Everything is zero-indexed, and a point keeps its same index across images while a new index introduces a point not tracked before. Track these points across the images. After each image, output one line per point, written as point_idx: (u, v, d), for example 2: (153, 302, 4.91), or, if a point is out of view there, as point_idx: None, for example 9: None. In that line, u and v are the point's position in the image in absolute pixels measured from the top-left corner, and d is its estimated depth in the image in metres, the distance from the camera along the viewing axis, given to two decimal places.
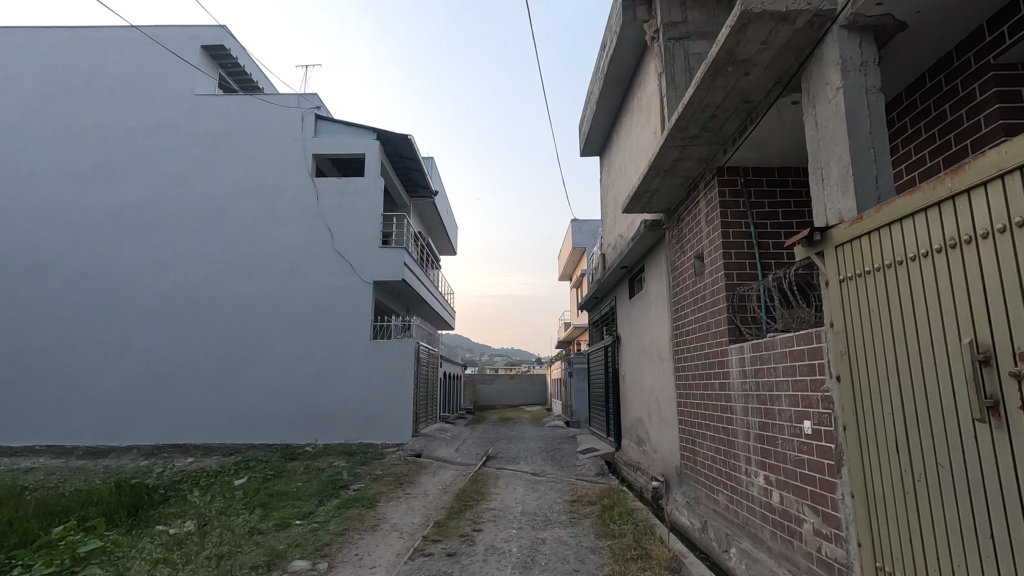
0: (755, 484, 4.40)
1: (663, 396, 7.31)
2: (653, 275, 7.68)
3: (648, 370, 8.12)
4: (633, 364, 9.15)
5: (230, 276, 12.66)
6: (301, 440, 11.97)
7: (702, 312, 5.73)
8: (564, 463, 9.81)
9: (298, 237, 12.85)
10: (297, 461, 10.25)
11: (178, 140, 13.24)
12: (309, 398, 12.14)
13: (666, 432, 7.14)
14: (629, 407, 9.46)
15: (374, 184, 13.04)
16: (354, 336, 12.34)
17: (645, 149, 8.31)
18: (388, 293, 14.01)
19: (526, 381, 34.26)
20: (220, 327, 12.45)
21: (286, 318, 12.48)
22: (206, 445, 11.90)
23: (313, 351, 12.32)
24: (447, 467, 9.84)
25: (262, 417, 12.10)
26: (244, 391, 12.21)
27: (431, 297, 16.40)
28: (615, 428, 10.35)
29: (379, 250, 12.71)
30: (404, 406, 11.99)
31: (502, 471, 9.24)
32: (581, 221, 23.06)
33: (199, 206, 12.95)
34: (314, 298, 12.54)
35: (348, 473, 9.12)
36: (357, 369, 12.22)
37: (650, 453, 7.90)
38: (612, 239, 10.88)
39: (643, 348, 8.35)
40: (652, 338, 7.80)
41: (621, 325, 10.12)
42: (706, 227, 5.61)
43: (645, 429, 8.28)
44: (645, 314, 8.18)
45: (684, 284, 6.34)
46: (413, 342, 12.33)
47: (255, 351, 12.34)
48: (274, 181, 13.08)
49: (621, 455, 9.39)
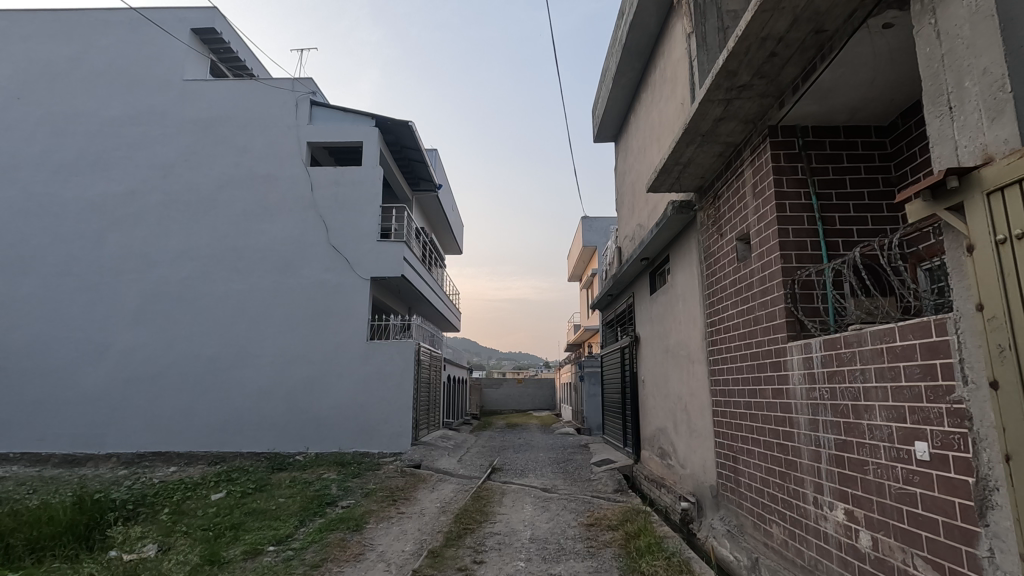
0: (830, 519, 3.45)
1: (692, 402, 6.35)
2: (682, 265, 6.73)
3: (673, 373, 7.17)
4: (654, 367, 8.20)
5: (219, 272, 11.83)
6: (292, 448, 11.08)
7: (747, 303, 4.78)
8: (577, 477, 8.84)
9: (290, 231, 12.02)
10: (283, 473, 9.36)
11: (165, 128, 12.47)
12: (301, 404, 11.28)
13: (697, 445, 6.18)
14: (650, 415, 8.49)
15: (372, 174, 12.20)
16: (350, 336, 11.49)
17: (669, 126, 7.41)
18: (388, 292, 13.15)
19: (534, 386, 33.17)
20: (207, 327, 11.62)
21: (277, 318, 11.64)
22: (190, 454, 11.03)
23: (306, 353, 11.46)
24: (447, 480, 8.93)
25: (251, 424, 11.22)
26: (231, 396, 11.35)
27: (434, 296, 15.50)
28: (633, 438, 9.38)
29: (377, 244, 11.85)
30: (404, 413, 11.11)
31: (508, 486, 8.30)
32: (592, 218, 22.08)
33: (186, 198, 12.16)
34: (308, 296, 11.70)
35: (337, 487, 8.23)
36: (352, 372, 11.35)
37: (676, 468, 6.95)
38: (628, 229, 9.95)
39: (668, 350, 7.40)
40: (679, 336, 6.85)
41: (640, 324, 9.16)
42: (753, 201, 4.67)
43: (669, 441, 7.32)
44: (671, 310, 7.24)
45: (722, 271, 5.41)
46: (413, 343, 11.48)
47: (245, 352, 11.50)
48: (266, 171, 12.27)
49: (642, 469, 8.43)
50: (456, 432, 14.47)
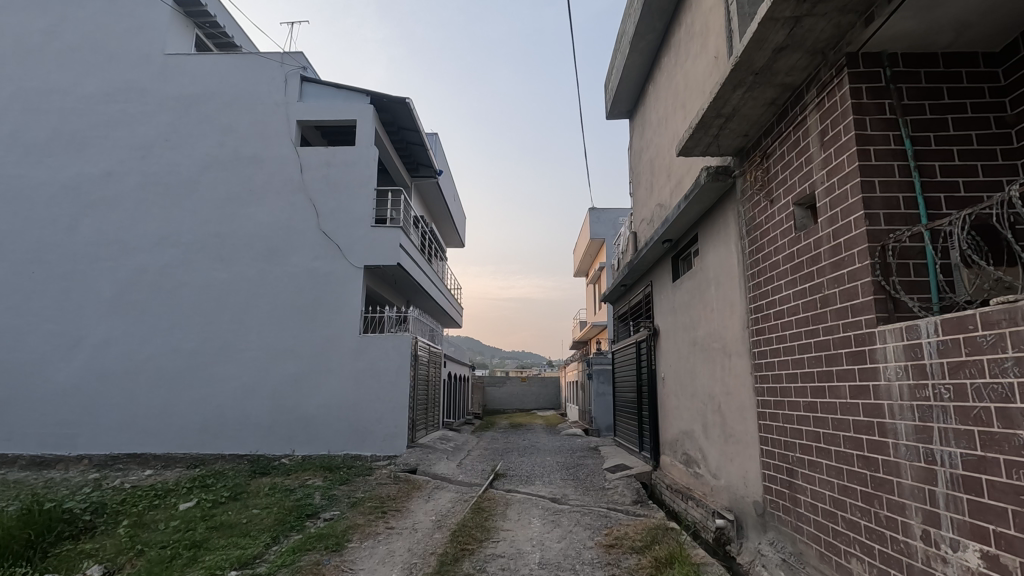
0: (952, 563, 2.56)
1: (728, 402, 5.44)
2: (714, 244, 5.83)
3: (702, 369, 6.26)
4: (678, 363, 7.28)
5: (201, 260, 10.98)
6: (278, 451, 10.22)
7: (811, 280, 3.86)
8: (591, 485, 7.92)
9: (278, 215, 11.14)
10: (265, 479, 8.49)
11: (145, 105, 11.61)
12: (289, 403, 10.40)
13: (735, 453, 5.28)
14: (672, 417, 7.58)
15: (366, 155, 11.31)
16: (342, 329, 10.61)
17: (698, 88, 6.50)
18: (384, 283, 12.26)
19: (538, 384, 32.23)
20: (188, 318, 10.76)
21: (263, 309, 10.78)
22: (167, 456, 10.17)
23: (294, 348, 10.60)
24: (445, 487, 8.05)
25: (234, 424, 10.36)
26: (213, 393, 10.48)
27: (434, 289, 14.62)
28: (650, 441, 8.49)
29: (371, 230, 10.96)
30: (398, 412, 10.25)
31: (513, 496, 7.39)
32: (599, 210, 21.14)
33: (167, 180, 11.30)
34: (297, 286, 10.83)
35: (320, 495, 7.33)
36: (344, 369, 10.47)
37: (706, 477, 6.05)
38: (645, 212, 9.04)
39: (696, 344, 6.49)
40: (711, 325, 5.94)
41: (660, 316, 8.23)
42: (820, 153, 3.75)
43: (697, 447, 6.41)
44: (700, 296, 6.32)
45: (770, 245, 4.52)
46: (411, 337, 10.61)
47: (228, 347, 10.64)
48: (253, 151, 11.41)
49: (662, 477, 7.53)
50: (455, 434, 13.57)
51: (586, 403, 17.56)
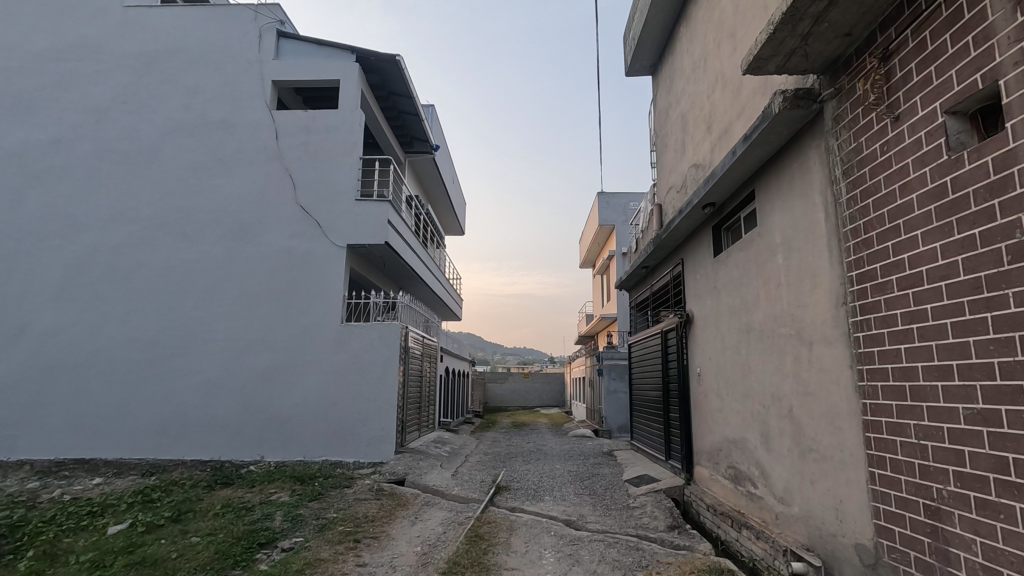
0: None
1: (806, 403, 4.10)
2: (785, 199, 4.44)
3: (762, 363, 4.88)
4: (722, 355, 5.91)
5: (161, 238, 9.63)
6: (246, 457, 8.89)
7: (989, 222, 2.49)
8: (612, 502, 6.58)
9: (249, 187, 9.77)
10: (224, 492, 7.17)
11: (100, 63, 10.22)
12: (259, 401, 9.07)
13: (818, 474, 3.92)
14: (712, 421, 6.24)
15: (351, 119, 9.93)
16: (321, 317, 9.27)
17: (757, 5, 5.08)
18: (372, 266, 10.88)
19: (541, 380, 30.79)
20: (146, 305, 9.42)
21: (232, 294, 9.43)
22: (121, 462, 8.87)
23: (266, 338, 9.27)
24: (437, 504, 6.74)
25: (197, 426, 9.03)
26: (173, 390, 9.14)
27: (429, 275, 13.26)
28: (681, 449, 7.15)
29: (355, 204, 9.59)
30: (385, 411, 8.94)
31: (518, 517, 6.04)
32: (609, 194, 19.62)
33: (124, 148, 9.94)
34: (271, 269, 9.49)
35: (281, 516, 5.96)
36: (323, 363, 9.14)
37: (769, 501, 4.70)
38: (675, 178, 7.65)
39: (753, 330, 5.11)
40: (778, 305, 4.57)
41: (695, 299, 6.86)
42: (1011, 18, 2.37)
43: (754, 460, 5.06)
44: (760, 269, 4.94)
45: (892, 184, 3.14)
46: (400, 326, 9.28)
47: (191, 337, 9.30)
48: (222, 116, 10.03)
49: (700, 494, 6.21)
50: (452, 436, 12.22)
51: (586, 403, 18.65)
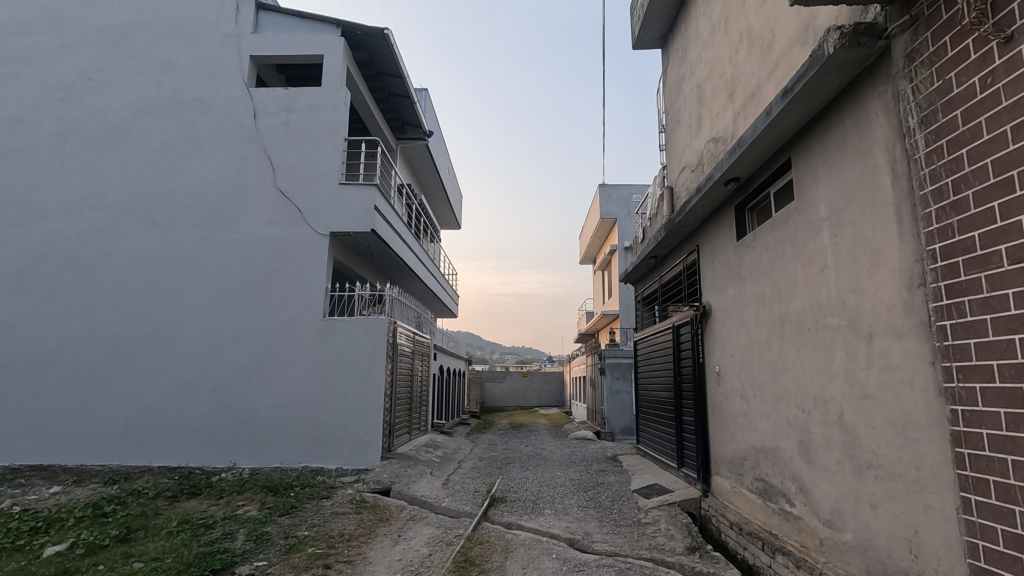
0: None
1: (864, 408, 3.39)
2: (834, 166, 3.73)
3: (802, 360, 4.16)
4: (748, 351, 5.19)
5: (128, 226, 8.87)
6: (218, 463, 8.16)
7: None
8: (621, 517, 5.85)
9: (224, 170, 9.02)
10: (187, 505, 6.42)
11: (64, 37, 9.47)
12: (234, 402, 8.32)
13: (881, 495, 3.21)
14: (734, 427, 5.52)
15: (335, 98, 9.18)
16: (302, 311, 8.53)
17: None
18: (358, 256, 10.13)
19: (540, 380, 30.07)
20: (111, 297, 8.67)
21: (205, 286, 8.69)
22: (81, 469, 8.12)
23: (242, 333, 8.52)
24: (425, 518, 6.01)
25: (166, 429, 8.29)
26: (141, 390, 8.39)
27: (422, 268, 12.53)
28: (697, 456, 6.43)
29: (339, 188, 8.84)
30: (371, 414, 8.21)
31: (515, 536, 5.33)
32: (610, 186, 18.90)
33: (89, 129, 9.18)
34: (248, 258, 8.75)
35: (244, 535, 5.21)
36: (303, 361, 8.40)
37: (811, 523, 3.98)
38: (690, 156, 6.92)
39: (788, 322, 4.40)
40: (824, 292, 3.85)
41: (714, 290, 6.14)
42: None
43: (789, 474, 4.35)
44: (799, 250, 4.23)
45: (1001, 126, 2.43)
46: (387, 321, 8.55)
47: (161, 333, 8.56)
48: (196, 93, 9.27)
49: (722, 509, 5.49)
50: (446, 439, 11.49)
51: (586, 401, 18.26)
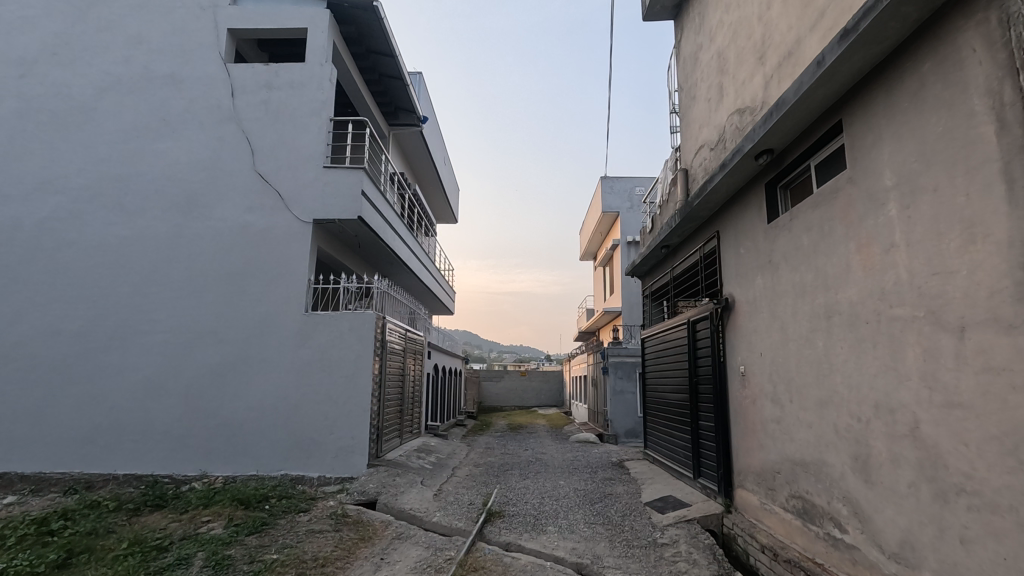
0: None
1: (950, 420, 2.73)
2: (905, 123, 3.06)
3: (856, 359, 3.50)
4: (783, 349, 4.52)
5: (94, 212, 8.16)
6: (188, 471, 7.48)
7: None
8: (633, 537, 5.19)
9: (199, 153, 8.32)
10: (146, 520, 5.71)
11: (26, 8, 8.73)
12: (207, 404, 7.63)
13: (977, 530, 2.56)
14: (763, 434, 4.86)
15: (320, 75, 8.48)
16: (282, 305, 7.84)
17: None
18: (345, 246, 9.44)
19: (539, 379, 29.41)
20: (75, 289, 7.96)
21: (177, 278, 7.99)
22: (40, 476, 7.42)
23: (217, 329, 7.83)
24: (413, 537, 5.33)
25: (132, 434, 7.59)
26: (105, 390, 7.69)
27: (415, 261, 11.83)
28: (717, 466, 5.77)
29: (323, 172, 8.15)
30: (357, 417, 7.53)
31: (514, 559, 4.66)
32: (613, 178, 18.24)
33: (52, 107, 8.47)
34: (224, 248, 8.05)
35: (202, 560, 4.51)
36: (283, 358, 7.72)
37: (870, 555, 3.31)
38: (709, 132, 6.25)
39: (838, 315, 3.73)
40: (889, 277, 3.19)
41: (738, 280, 5.47)
42: None
43: (838, 494, 3.68)
44: (852, 229, 3.56)
45: None
46: (375, 316, 7.86)
47: (128, 328, 7.85)
48: (169, 69, 8.56)
49: (750, 529, 4.83)
50: (440, 443, 10.81)
51: (586, 401, 18.02)
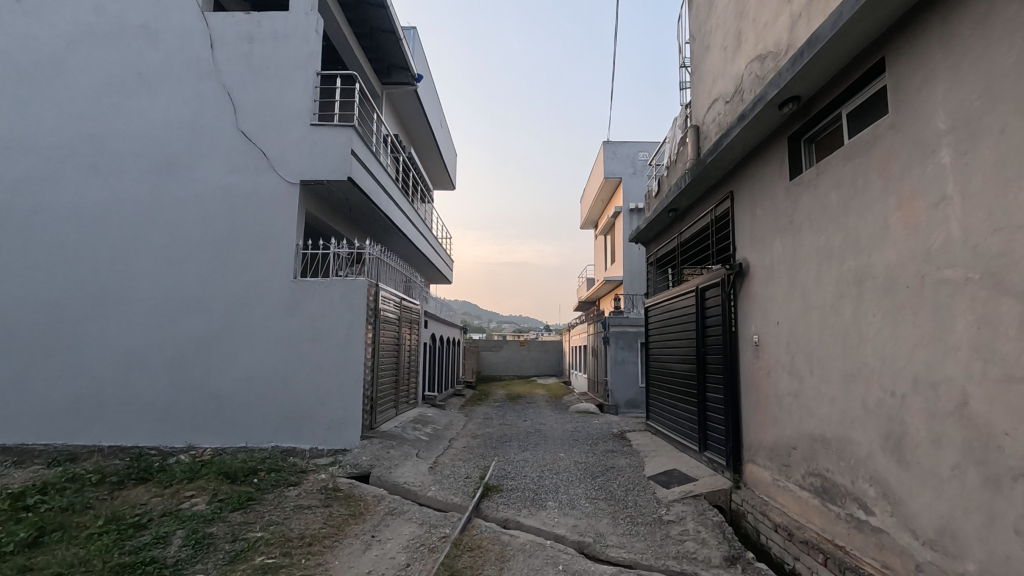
0: None
1: (1009, 397, 2.40)
2: (967, 56, 2.64)
3: (891, 329, 3.16)
4: (804, 318, 4.18)
5: (68, 174, 7.71)
6: (176, 444, 7.23)
7: None
8: (637, 513, 4.94)
9: (177, 110, 7.81)
10: (128, 495, 5.47)
11: None
12: (194, 374, 7.33)
13: None
14: (778, 408, 4.55)
15: (305, 25, 7.90)
16: (269, 272, 7.47)
17: None
18: (336, 211, 9.00)
19: (538, 349, 29.28)
20: (51, 256, 7.57)
21: (158, 243, 7.59)
22: (22, 449, 7.17)
23: (201, 297, 7.47)
24: (407, 513, 5.08)
25: (117, 405, 7.31)
26: (87, 361, 7.38)
27: (411, 228, 11.40)
28: (726, 439, 5.49)
29: (311, 131, 7.66)
30: (349, 388, 7.25)
31: (512, 538, 4.41)
32: (616, 143, 17.64)
33: (18, 60, 7.91)
34: (207, 212, 7.63)
35: (181, 539, 4.25)
36: (272, 328, 7.39)
37: (901, 541, 3.03)
38: (724, 84, 5.76)
39: (871, 279, 3.37)
40: (936, 236, 2.82)
41: (754, 244, 5.09)
42: None
43: (865, 474, 3.38)
44: (892, 183, 3.17)
45: None
46: (367, 282, 7.48)
47: (108, 296, 7.49)
48: (142, 19, 7.97)
49: (762, 507, 4.57)
50: (437, 413, 10.57)
51: (586, 371, 17.82)
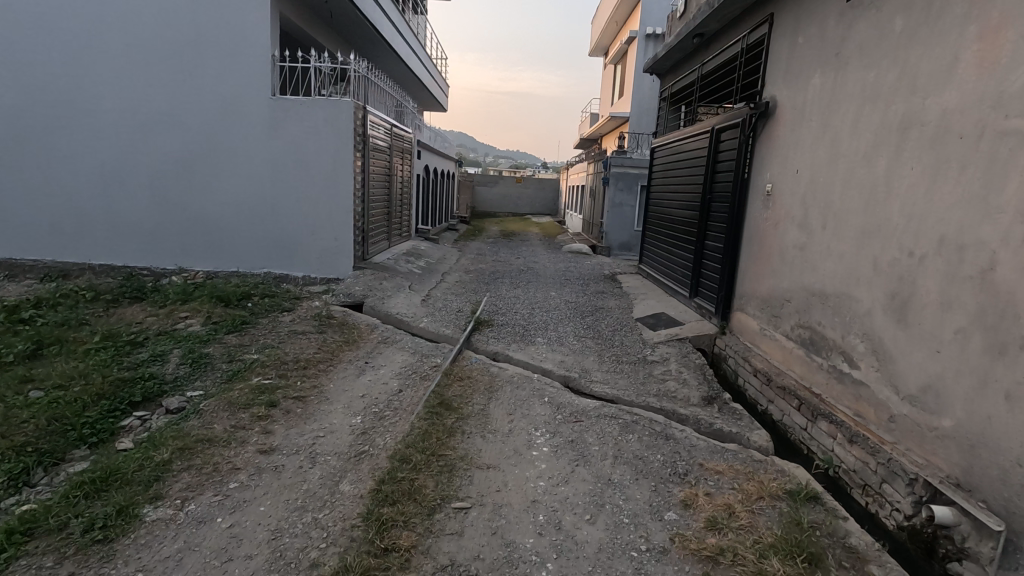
0: None
1: None
2: None
3: (929, 185, 2.86)
4: (829, 167, 3.84)
5: None
6: (167, 265, 7.19)
7: None
8: (622, 353, 5.10)
9: None
10: (123, 313, 5.53)
11: None
12: (175, 196, 7.02)
13: None
14: (779, 261, 4.43)
15: None
16: (244, 86, 6.74)
17: None
18: (315, 16, 7.88)
19: (535, 187, 28.71)
20: None
21: (114, 45, 6.70)
22: (12, 263, 7.12)
23: (173, 112, 6.83)
24: (400, 343, 5.22)
25: (100, 224, 7.11)
26: (60, 176, 6.98)
27: (402, 43, 10.18)
28: (718, 287, 5.48)
29: None
30: (339, 218, 7.02)
31: (501, 370, 4.57)
32: None
33: None
34: (165, 8, 6.62)
35: (178, 357, 4.36)
36: (253, 150, 6.89)
37: (880, 394, 3.11)
38: None
39: (919, 126, 2.98)
40: (1017, 76, 2.39)
41: (787, 80, 4.51)
42: None
43: (858, 331, 3.37)
44: (979, 5, 2.62)
45: None
46: (354, 104, 6.82)
47: (69, 105, 6.82)
48: None
49: (745, 353, 4.71)
50: (431, 248, 10.53)
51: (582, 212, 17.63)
